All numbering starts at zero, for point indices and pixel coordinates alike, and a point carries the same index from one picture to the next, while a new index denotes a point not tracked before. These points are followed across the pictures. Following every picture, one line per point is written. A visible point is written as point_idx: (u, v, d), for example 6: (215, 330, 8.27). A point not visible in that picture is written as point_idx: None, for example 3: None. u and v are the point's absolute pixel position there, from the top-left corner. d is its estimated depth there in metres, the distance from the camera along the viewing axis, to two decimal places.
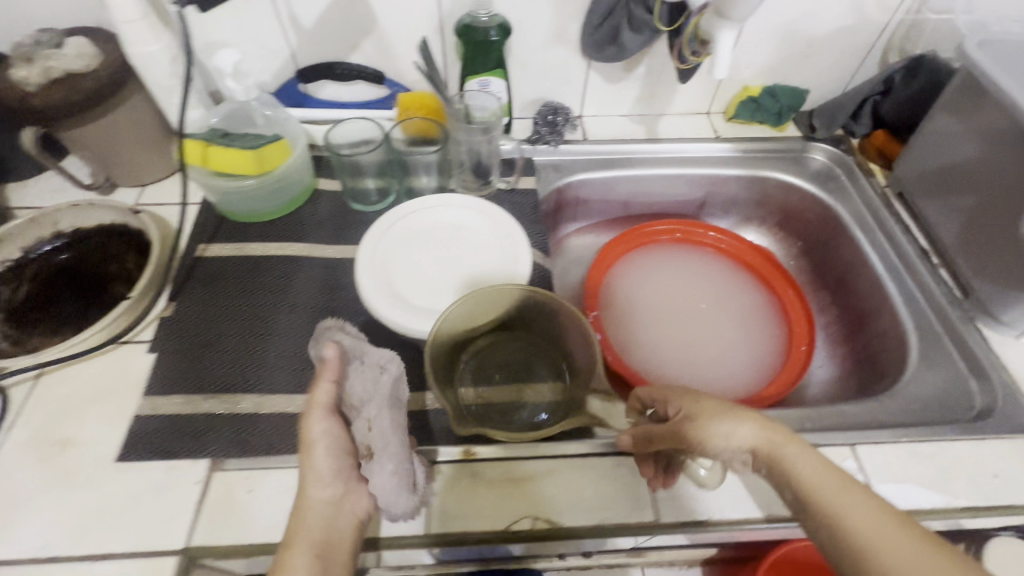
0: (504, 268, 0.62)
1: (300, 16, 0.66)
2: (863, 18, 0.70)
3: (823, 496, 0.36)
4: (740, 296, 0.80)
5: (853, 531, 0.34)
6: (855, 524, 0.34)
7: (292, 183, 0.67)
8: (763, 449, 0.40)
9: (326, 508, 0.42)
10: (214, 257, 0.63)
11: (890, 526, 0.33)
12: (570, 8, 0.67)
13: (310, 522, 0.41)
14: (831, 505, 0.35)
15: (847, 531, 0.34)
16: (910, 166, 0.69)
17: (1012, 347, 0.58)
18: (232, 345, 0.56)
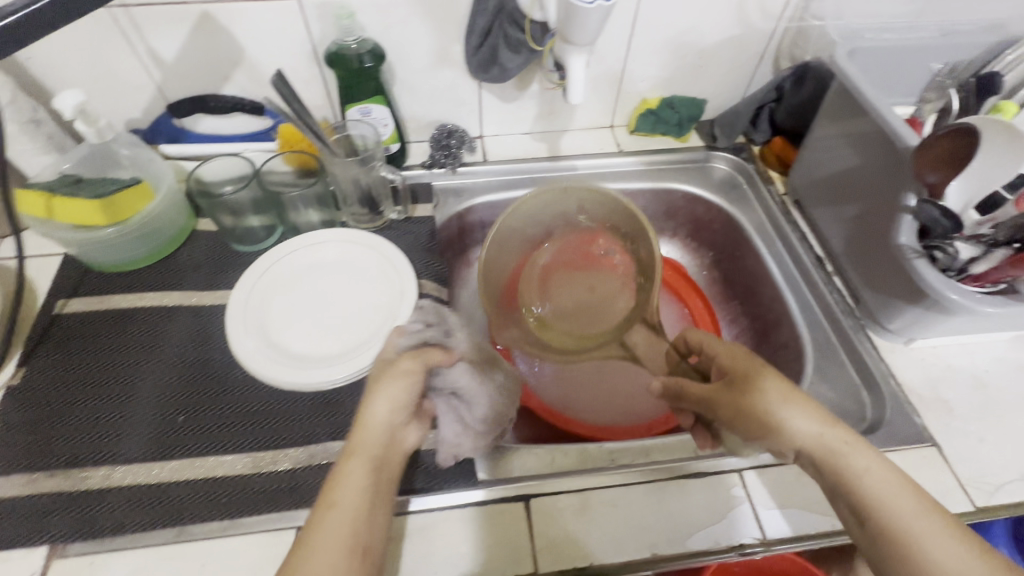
0: (390, 305, 0.60)
1: (159, 50, 0.62)
2: (749, 27, 0.70)
3: (885, 501, 0.36)
4: None
5: (888, 514, 0.35)
6: (887, 499, 0.36)
7: (161, 228, 0.63)
8: (819, 449, 0.39)
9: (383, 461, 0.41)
10: (73, 313, 0.58)
11: (952, 538, 0.34)
12: (448, 30, 0.64)
13: (372, 470, 0.39)
14: (884, 501, 0.36)
15: (880, 505, 0.36)
16: (802, 175, 0.69)
17: (901, 354, 0.58)
18: (83, 412, 0.52)
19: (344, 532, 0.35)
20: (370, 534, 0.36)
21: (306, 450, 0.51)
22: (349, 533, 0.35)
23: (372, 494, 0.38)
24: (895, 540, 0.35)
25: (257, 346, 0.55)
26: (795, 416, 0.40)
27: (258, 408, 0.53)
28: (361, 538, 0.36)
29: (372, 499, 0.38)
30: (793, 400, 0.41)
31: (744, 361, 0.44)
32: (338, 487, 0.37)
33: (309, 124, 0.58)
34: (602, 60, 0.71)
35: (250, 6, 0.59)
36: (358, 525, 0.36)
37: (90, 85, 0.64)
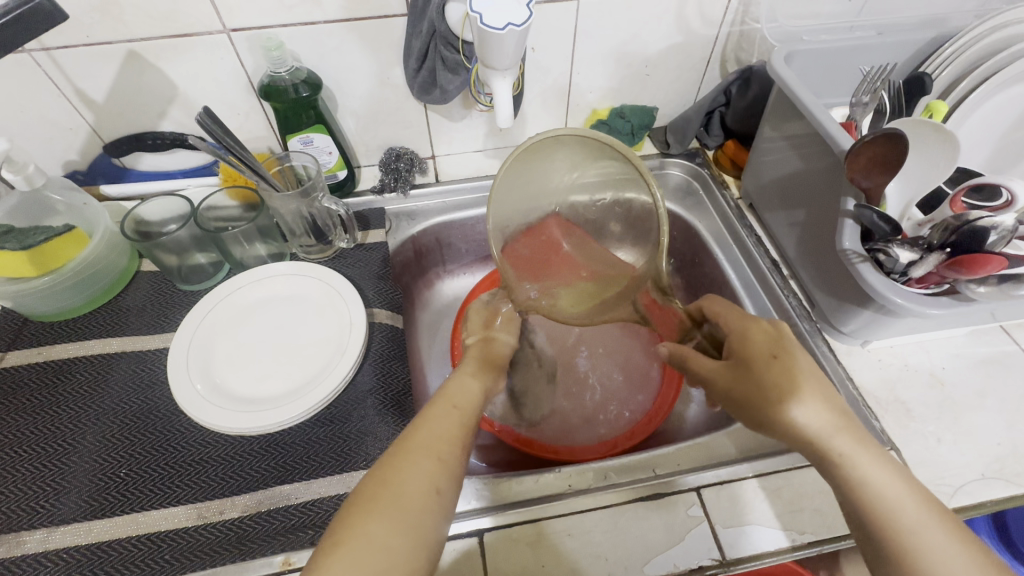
0: (340, 337, 0.58)
1: (89, 90, 0.60)
2: (691, 35, 0.69)
3: (888, 501, 0.35)
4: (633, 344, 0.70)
5: (903, 523, 0.35)
6: (896, 504, 0.35)
7: (101, 272, 0.61)
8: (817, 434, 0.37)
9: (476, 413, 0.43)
10: (10, 367, 0.57)
11: (970, 564, 0.33)
12: (386, 54, 0.63)
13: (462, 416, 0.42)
14: (896, 510, 0.35)
15: (887, 508, 0.35)
16: (753, 180, 0.69)
17: (858, 357, 0.58)
18: (19, 473, 0.50)
19: (432, 462, 0.37)
20: (455, 470, 0.38)
21: (255, 495, 0.49)
22: (437, 465, 0.37)
23: (459, 437, 0.40)
24: (894, 542, 0.35)
25: (202, 390, 0.53)
26: (797, 407, 0.37)
27: (205, 455, 0.52)
28: (447, 476, 0.37)
29: (462, 444, 0.40)
30: (801, 388, 0.38)
31: (762, 343, 0.41)
32: (428, 421, 0.40)
33: (246, 159, 0.57)
34: (548, 74, 0.71)
35: (178, 42, 0.58)
36: (445, 462, 0.37)
37: (20, 129, 0.62)
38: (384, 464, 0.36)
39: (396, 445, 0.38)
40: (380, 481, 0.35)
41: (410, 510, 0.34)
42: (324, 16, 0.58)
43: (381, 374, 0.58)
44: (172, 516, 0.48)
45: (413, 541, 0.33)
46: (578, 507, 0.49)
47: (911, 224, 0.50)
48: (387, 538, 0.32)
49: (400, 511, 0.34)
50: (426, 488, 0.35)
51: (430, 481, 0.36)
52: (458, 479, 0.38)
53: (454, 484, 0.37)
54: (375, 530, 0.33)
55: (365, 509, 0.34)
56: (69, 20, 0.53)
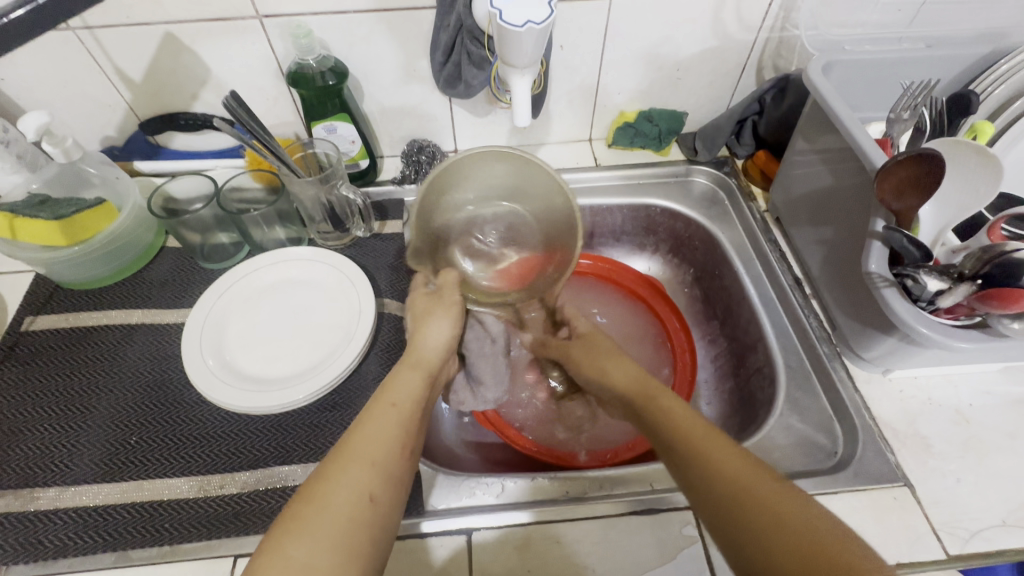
0: (348, 325, 0.59)
1: (127, 69, 0.62)
2: (727, 39, 0.67)
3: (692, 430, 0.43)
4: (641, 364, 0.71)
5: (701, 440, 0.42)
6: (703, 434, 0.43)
7: (129, 244, 0.64)
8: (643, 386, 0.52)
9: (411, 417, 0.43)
10: (38, 331, 0.59)
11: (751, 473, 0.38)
12: (413, 46, 0.64)
13: (399, 418, 0.42)
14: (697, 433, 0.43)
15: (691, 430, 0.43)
16: (782, 193, 0.66)
17: (878, 385, 0.55)
18: (40, 432, 0.52)
19: (362, 474, 0.37)
20: (391, 476, 0.38)
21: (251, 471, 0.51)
22: (369, 472, 0.37)
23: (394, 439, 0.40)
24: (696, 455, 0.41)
25: (213, 366, 0.55)
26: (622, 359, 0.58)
27: (211, 430, 0.53)
28: (380, 481, 0.38)
29: (398, 450, 0.40)
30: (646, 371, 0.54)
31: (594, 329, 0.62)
32: (361, 430, 0.40)
33: (269, 144, 0.58)
34: (576, 73, 0.70)
35: (212, 25, 0.59)
36: (378, 470, 0.38)
37: (62, 103, 0.64)
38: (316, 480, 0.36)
39: (330, 457, 0.38)
40: (306, 496, 0.35)
41: (340, 524, 0.34)
42: (353, 6, 0.59)
43: (386, 364, 0.58)
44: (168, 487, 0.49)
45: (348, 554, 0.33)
46: (568, 516, 0.48)
47: (944, 249, 0.47)
48: (315, 551, 0.33)
49: (332, 524, 0.34)
50: (353, 498, 0.36)
51: (365, 494, 0.36)
52: (394, 488, 0.38)
53: (388, 490, 0.38)
54: (299, 550, 0.33)
55: (288, 527, 0.34)
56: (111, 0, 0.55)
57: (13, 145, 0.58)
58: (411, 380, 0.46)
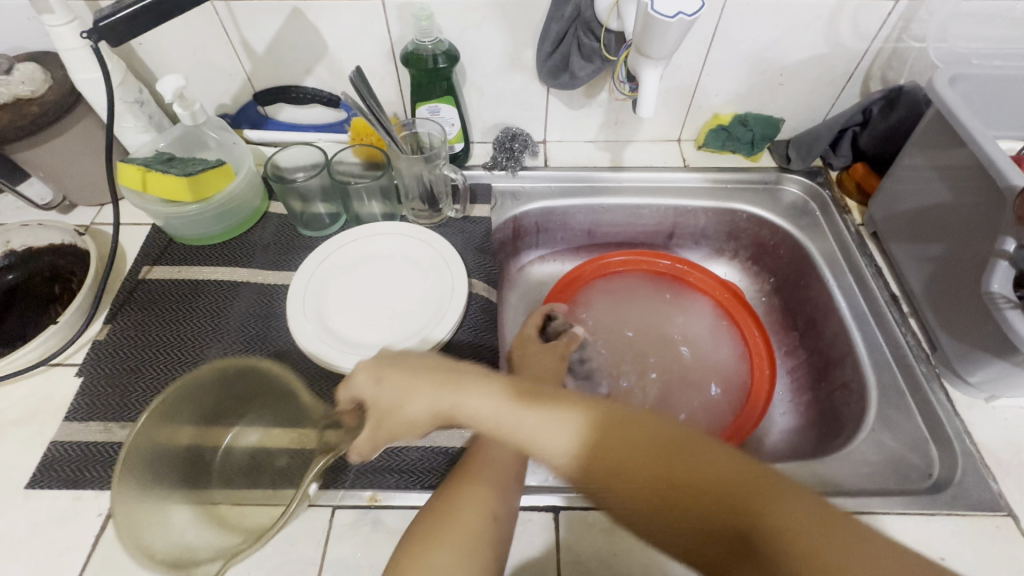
0: (440, 300, 0.61)
1: (252, 41, 0.66)
2: (838, 46, 0.66)
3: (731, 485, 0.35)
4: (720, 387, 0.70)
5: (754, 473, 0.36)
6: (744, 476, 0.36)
7: (238, 207, 0.67)
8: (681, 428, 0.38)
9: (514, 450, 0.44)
10: (154, 280, 0.63)
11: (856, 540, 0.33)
12: (522, 35, 0.65)
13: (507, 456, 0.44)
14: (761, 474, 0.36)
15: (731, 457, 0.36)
16: (883, 207, 0.65)
17: (980, 412, 0.53)
18: (157, 373, 0.56)
19: (484, 496, 0.41)
20: (507, 503, 0.42)
21: (304, 440, 0.51)
22: (492, 495, 0.41)
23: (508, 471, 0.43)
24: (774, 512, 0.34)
25: (313, 328, 0.57)
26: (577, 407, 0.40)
27: (308, 387, 0.56)
28: (500, 506, 0.41)
29: (515, 477, 0.43)
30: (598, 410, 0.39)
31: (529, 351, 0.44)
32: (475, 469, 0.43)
33: (382, 120, 0.60)
34: (677, 72, 0.70)
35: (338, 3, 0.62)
36: (486, 504, 0.41)
37: (189, 71, 0.69)
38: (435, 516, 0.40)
39: (452, 483, 0.42)
40: (439, 512, 0.40)
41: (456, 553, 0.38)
42: None
43: (475, 342, 0.59)
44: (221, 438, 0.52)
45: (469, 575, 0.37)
46: None
47: None
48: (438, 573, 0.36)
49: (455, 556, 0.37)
50: (480, 516, 0.40)
51: (483, 515, 0.40)
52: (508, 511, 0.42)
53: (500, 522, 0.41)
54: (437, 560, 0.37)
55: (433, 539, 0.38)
56: None
57: (146, 106, 0.65)
58: None
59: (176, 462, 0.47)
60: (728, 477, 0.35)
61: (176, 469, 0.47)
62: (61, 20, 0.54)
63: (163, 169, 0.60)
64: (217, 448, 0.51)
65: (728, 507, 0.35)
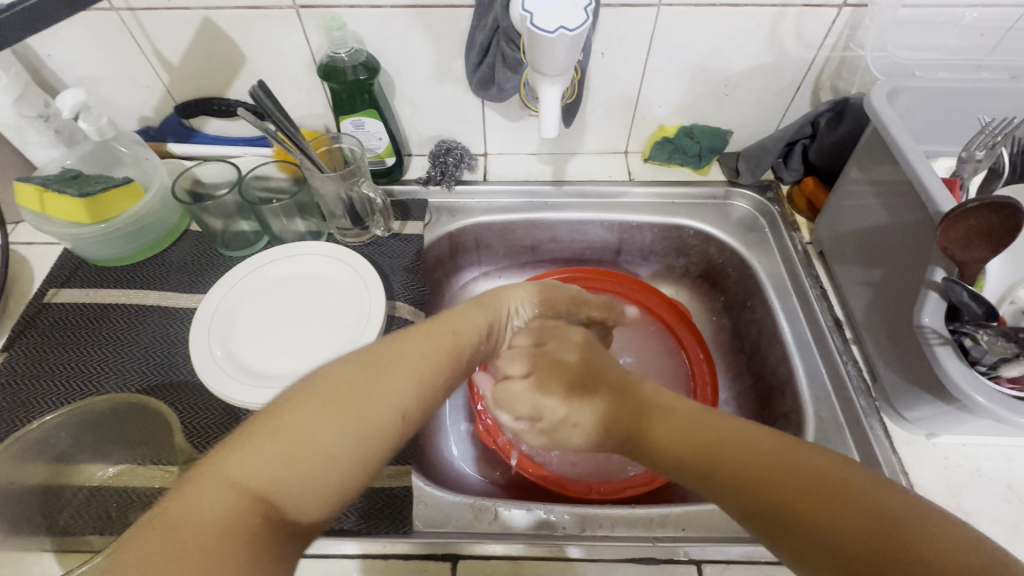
0: (355, 325, 0.57)
1: (165, 52, 0.63)
2: (782, 55, 0.62)
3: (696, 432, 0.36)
4: None
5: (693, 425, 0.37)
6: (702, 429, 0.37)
7: (153, 224, 0.64)
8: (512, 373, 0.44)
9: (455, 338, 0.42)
10: (60, 303, 0.60)
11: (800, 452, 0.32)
12: (449, 45, 0.62)
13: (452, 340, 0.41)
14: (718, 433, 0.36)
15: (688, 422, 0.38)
16: (829, 226, 0.61)
17: (919, 449, 0.50)
18: (47, 406, 0.53)
19: (407, 382, 0.36)
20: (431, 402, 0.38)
21: (171, 479, 0.48)
22: (414, 385, 0.36)
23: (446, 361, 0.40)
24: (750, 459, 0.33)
25: (218, 356, 0.54)
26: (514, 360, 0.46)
27: (204, 420, 0.52)
28: (416, 404, 0.36)
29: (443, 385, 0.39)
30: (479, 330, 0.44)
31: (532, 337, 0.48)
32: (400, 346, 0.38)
33: (294, 136, 0.57)
34: (616, 83, 0.66)
35: (250, 13, 0.59)
36: (419, 383, 0.37)
37: (105, 83, 0.66)
38: (347, 379, 0.35)
39: (383, 351, 0.37)
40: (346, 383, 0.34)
41: (363, 427, 0.33)
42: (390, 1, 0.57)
43: None
44: (82, 473, 0.49)
45: (352, 457, 0.32)
46: (565, 554, 0.46)
47: (1012, 308, 0.43)
48: (322, 436, 0.32)
49: (347, 419, 0.33)
50: (391, 408, 0.35)
51: (396, 405, 0.35)
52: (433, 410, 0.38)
53: (423, 412, 0.37)
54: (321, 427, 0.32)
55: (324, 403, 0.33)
56: None
57: (52, 119, 0.61)
58: (475, 318, 0.44)
59: (20, 498, 0.45)
60: (799, 467, 0.31)
61: (21, 506, 0.45)
62: None
63: (60, 188, 0.57)
64: (97, 490, 0.48)
65: (817, 508, 0.29)
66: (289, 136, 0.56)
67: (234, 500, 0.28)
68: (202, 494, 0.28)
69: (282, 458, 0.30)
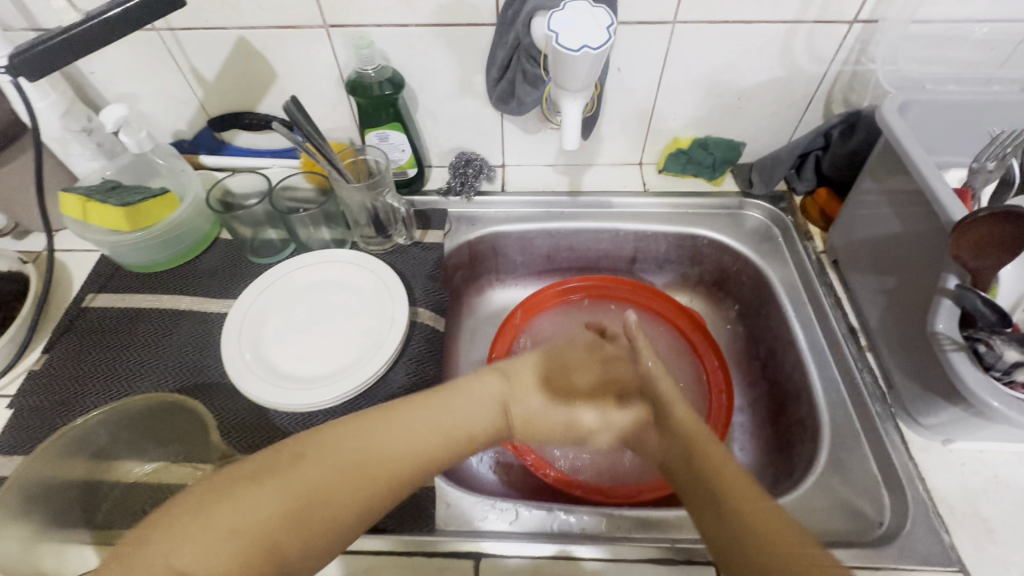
0: (379, 330, 0.60)
1: (201, 70, 0.66)
2: (795, 70, 0.64)
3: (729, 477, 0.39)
4: None
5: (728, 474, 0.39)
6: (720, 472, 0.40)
7: (187, 233, 0.67)
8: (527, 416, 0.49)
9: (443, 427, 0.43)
10: (97, 307, 0.63)
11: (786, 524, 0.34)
12: (470, 61, 0.64)
13: (440, 432, 0.42)
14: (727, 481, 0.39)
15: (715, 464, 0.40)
16: (843, 235, 0.62)
17: (936, 456, 0.50)
18: (86, 405, 0.55)
19: (360, 486, 0.37)
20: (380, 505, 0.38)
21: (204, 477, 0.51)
22: (368, 492, 0.38)
23: (420, 460, 0.40)
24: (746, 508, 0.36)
25: (249, 360, 0.56)
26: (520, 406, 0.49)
27: (234, 420, 0.54)
28: (366, 506, 0.37)
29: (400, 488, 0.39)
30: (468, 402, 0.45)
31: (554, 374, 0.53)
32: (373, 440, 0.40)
33: (323, 149, 0.59)
34: (632, 96, 0.68)
35: (282, 32, 0.62)
36: (372, 486, 0.38)
37: (143, 98, 0.69)
38: (302, 460, 0.37)
39: (350, 441, 0.39)
40: (299, 469, 0.36)
41: (305, 525, 0.35)
42: (416, 20, 0.60)
43: (413, 373, 0.58)
44: (119, 469, 0.51)
45: (289, 552, 0.34)
46: (585, 554, 0.47)
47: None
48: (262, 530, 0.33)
49: (294, 524, 0.34)
50: (338, 513, 0.36)
51: (350, 508, 0.37)
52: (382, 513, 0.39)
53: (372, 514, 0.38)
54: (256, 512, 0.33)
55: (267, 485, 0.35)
56: (194, 6, 0.59)
57: (94, 133, 0.64)
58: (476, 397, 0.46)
59: (62, 492, 0.47)
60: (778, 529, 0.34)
61: (64, 498, 0.47)
62: None
63: (103, 198, 0.60)
64: (133, 487, 0.50)
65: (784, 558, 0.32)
66: (319, 148, 0.59)
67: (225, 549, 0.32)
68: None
69: (229, 550, 0.31)
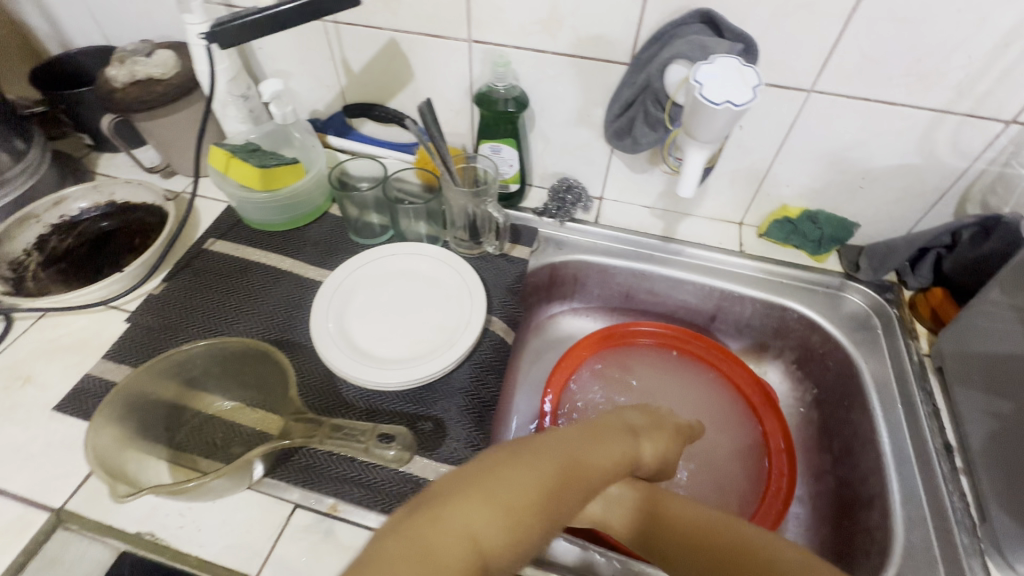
0: (454, 329, 0.61)
1: (351, 61, 0.72)
2: (933, 160, 0.61)
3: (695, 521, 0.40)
4: (733, 485, 0.65)
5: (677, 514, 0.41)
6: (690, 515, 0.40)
7: (304, 202, 0.73)
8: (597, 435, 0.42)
9: (611, 447, 0.40)
10: (215, 250, 0.70)
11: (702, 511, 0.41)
12: (594, 94, 0.66)
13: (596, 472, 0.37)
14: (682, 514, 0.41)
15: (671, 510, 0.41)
16: (954, 341, 0.57)
17: None
18: (189, 335, 0.61)
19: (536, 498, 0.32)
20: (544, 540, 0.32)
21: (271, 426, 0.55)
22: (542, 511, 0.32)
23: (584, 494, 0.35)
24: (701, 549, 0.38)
25: (331, 330, 0.60)
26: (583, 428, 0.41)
27: (309, 380, 0.58)
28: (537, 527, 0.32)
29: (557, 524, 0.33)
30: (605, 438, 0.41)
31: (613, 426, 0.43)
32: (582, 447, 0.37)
33: (442, 149, 0.63)
34: (748, 155, 0.67)
35: (429, 40, 0.67)
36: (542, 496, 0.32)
37: (294, 76, 0.77)
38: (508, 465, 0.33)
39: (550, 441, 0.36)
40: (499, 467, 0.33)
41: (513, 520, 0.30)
42: (553, 48, 0.63)
43: (476, 378, 0.59)
44: (203, 400, 0.56)
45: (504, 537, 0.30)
46: None
47: None
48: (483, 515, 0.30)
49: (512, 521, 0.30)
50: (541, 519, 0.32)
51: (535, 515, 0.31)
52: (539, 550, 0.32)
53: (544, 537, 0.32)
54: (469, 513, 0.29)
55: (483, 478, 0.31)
56: (361, 6, 0.65)
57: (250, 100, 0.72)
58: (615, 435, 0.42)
59: (155, 409, 0.52)
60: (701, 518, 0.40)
61: (154, 415, 0.52)
62: (198, 19, 0.62)
63: (244, 158, 0.66)
64: (210, 419, 0.55)
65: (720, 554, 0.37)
66: (439, 148, 0.62)
67: (453, 558, 0.27)
68: (444, 532, 0.28)
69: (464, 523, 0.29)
